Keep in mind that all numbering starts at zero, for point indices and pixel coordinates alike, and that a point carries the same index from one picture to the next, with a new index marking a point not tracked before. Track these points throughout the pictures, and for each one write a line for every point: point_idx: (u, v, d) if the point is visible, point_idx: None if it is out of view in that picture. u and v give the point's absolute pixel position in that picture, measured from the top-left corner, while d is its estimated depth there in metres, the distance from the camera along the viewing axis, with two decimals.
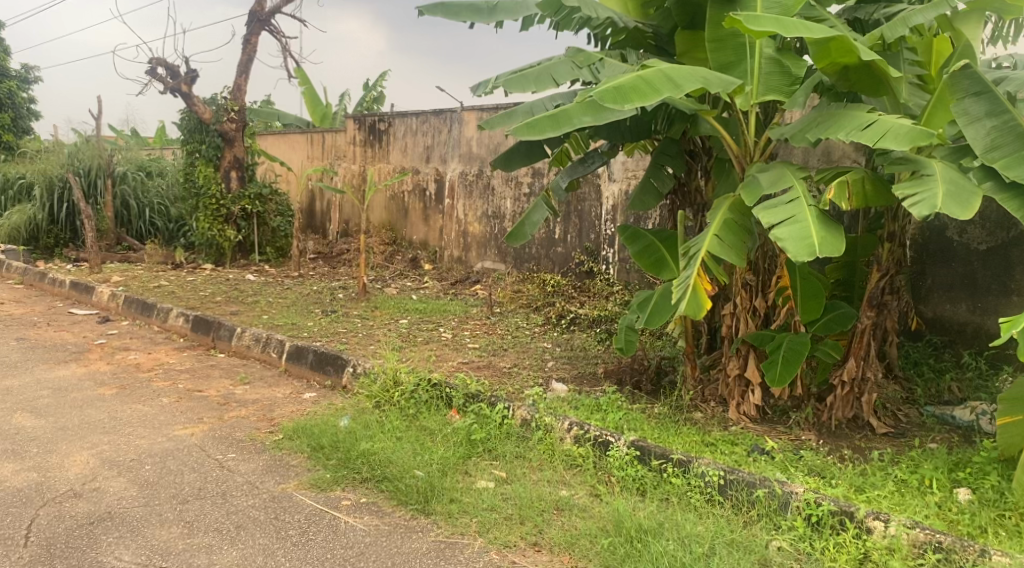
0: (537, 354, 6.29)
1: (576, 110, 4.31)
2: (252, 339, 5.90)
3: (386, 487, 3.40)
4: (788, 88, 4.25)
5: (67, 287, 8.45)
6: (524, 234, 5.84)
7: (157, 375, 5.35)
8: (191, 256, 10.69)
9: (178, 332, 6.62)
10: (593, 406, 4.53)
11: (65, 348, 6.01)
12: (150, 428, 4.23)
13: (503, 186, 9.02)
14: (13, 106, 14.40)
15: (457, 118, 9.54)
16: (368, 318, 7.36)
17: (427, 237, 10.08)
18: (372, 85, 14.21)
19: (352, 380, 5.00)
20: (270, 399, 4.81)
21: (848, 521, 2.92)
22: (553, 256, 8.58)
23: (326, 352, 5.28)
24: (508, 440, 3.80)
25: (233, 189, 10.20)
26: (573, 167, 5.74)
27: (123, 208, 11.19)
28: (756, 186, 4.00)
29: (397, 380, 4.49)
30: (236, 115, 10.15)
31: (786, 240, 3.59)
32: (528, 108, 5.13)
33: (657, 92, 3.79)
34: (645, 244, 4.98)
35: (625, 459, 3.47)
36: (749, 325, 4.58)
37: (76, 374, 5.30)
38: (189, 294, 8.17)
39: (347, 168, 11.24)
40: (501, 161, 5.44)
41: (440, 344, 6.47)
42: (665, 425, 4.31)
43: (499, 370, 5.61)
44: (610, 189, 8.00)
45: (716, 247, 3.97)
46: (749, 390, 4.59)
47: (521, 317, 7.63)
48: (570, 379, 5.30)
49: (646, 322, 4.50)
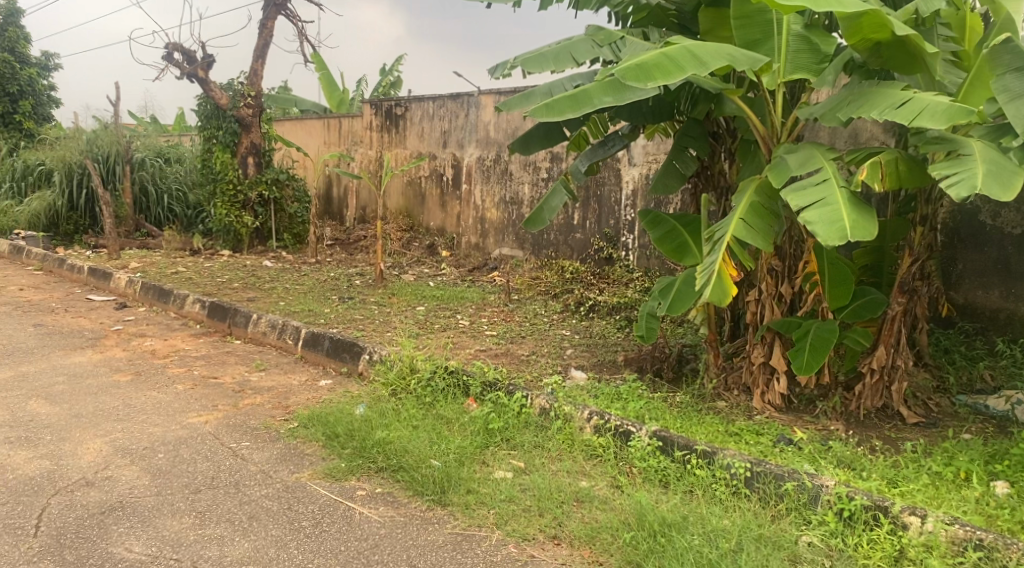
0: (556, 341, 6.19)
1: (597, 90, 4.18)
2: (268, 326, 5.84)
3: (402, 477, 3.32)
4: (817, 66, 4.08)
5: (85, 273, 8.46)
6: (542, 220, 5.72)
7: (173, 361, 5.31)
8: (209, 242, 10.68)
9: (194, 318, 6.59)
10: (613, 395, 4.43)
11: (82, 335, 5.99)
12: (164, 416, 4.18)
13: (521, 172, 8.90)
14: (33, 93, 14.44)
15: (474, 103, 9.40)
16: (385, 305, 7.29)
17: (444, 223, 9.98)
18: (389, 70, 14.09)
19: (369, 367, 4.92)
20: (285, 387, 4.75)
21: (882, 516, 2.79)
22: (572, 242, 8.45)
23: (342, 339, 5.21)
24: (527, 429, 3.71)
25: (250, 174, 10.15)
26: (593, 150, 5.61)
27: (141, 194, 11.19)
28: (784, 167, 3.85)
29: (413, 367, 4.41)
30: (253, 101, 10.07)
31: (815, 223, 3.45)
32: (547, 89, 5.00)
33: (681, 70, 3.66)
34: (667, 229, 4.84)
35: (648, 449, 3.36)
36: (775, 312, 4.44)
37: (91, 360, 5.27)
38: (206, 280, 8.13)
39: (365, 154, 11.15)
40: (519, 145, 5.31)
41: (457, 331, 6.39)
42: (688, 415, 4.20)
43: (517, 358, 5.51)
44: (630, 173, 7.86)
45: (742, 231, 3.83)
46: (774, 378, 4.46)
47: (539, 304, 7.53)
48: (589, 367, 5.20)
49: (668, 308, 4.37)
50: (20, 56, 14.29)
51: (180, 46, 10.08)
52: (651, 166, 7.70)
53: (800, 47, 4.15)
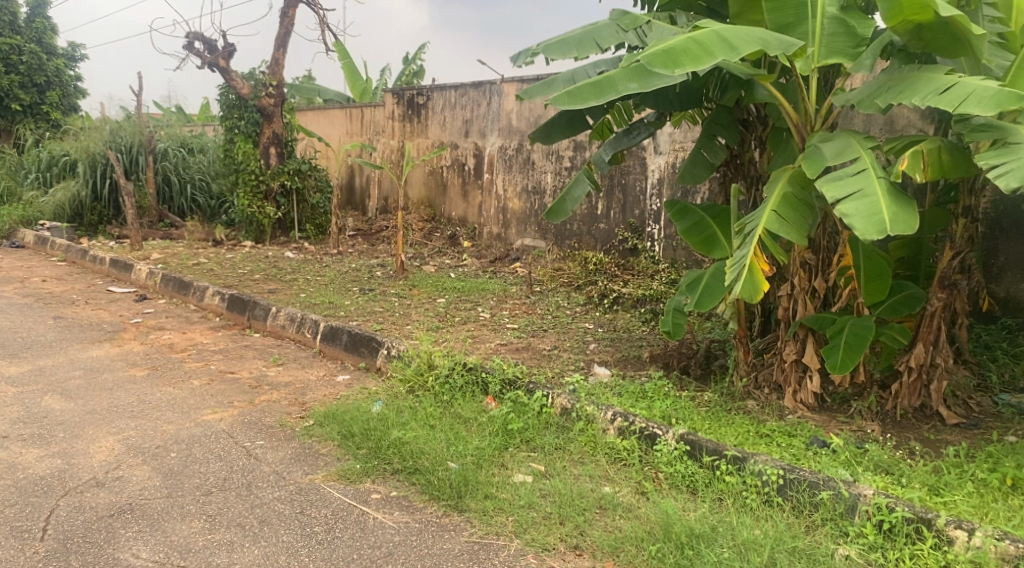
0: (579, 335, 6.05)
1: (622, 77, 4.01)
2: (287, 319, 5.75)
3: (418, 480, 3.20)
4: (854, 50, 3.87)
5: (107, 265, 8.46)
6: (565, 211, 5.56)
7: (190, 355, 5.25)
8: (231, 232, 10.65)
9: (214, 311, 6.53)
10: (638, 394, 4.29)
11: (101, 327, 5.96)
12: (178, 413, 4.11)
13: (543, 161, 8.73)
14: (60, 84, 14.51)
15: (497, 91, 9.24)
16: (406, 297, 7.19)
17: (466, 213, 9.85)
18: (412, 58, 13.95)
19: (387, 362, 4.82)
20: (303, 382, 4.66)
21: (925, 530, 2.63)
22: (595, 232, 8.28)
23: (360, 333, 5.11)
24: (548, 429, 3.58)
25: (272, 165, 10.08)
26: (617, 140, 5.42)
27: (164, 185, 11.19)
28: (818, 156, 3.65)
29: (432, 363, 4.29)
30: (274, 90, 9.98)
31: (852, 216, 3.26)
32: (570, 75, 4.84)
33: (711, 55, 3.47)
34: (694, 221, 4.67)
35: (675, 454, 3.21)
36: (808, 308, 4.25)
37: (109, 354, 5.23)
38: (227, 271, 8.09)
39: (386, 143, 11.04)
40: (540, 134, 5.15)
41: (478, 324, 6.27)
42: (716, 415, 4.05)
43: (538, 353, 5.38)
44: (656, 162, 7.67)
45: (774, 223, 3.65)
46: (806, 376, 4.29)
47: (562, 296, 7.38)
48: (613, 364, 5.05)
49: (695, 304, 4.20)
50: (47, 46, 14.36)
51: (200, 35, 10.03)
52: (677, 155, 7.50)
53: (835, 29, 3.94)
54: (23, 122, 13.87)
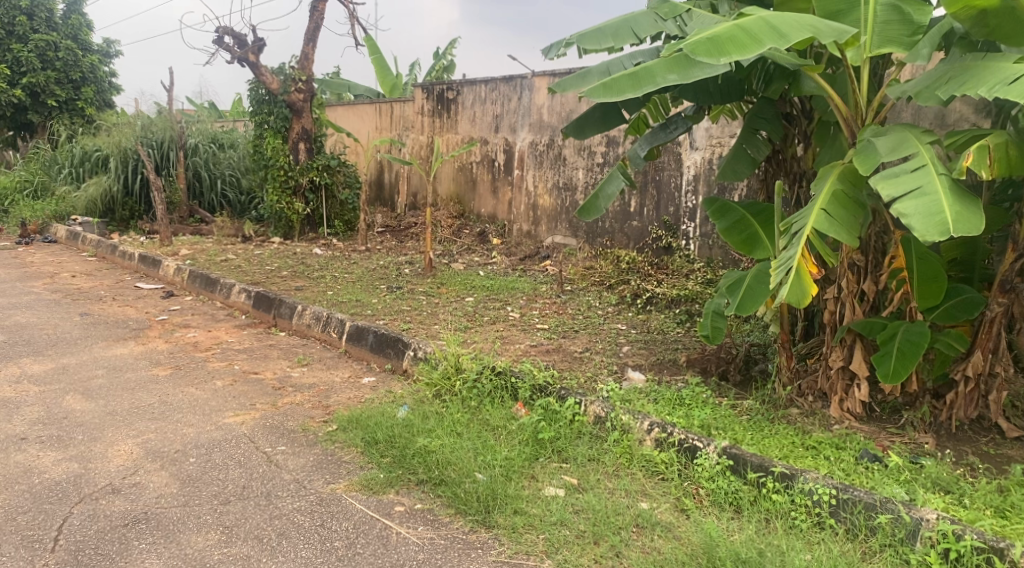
0: (611, 336, 5.86)
1: (661, 68, 3.81)
2: (313, 317, 5.63)
3: (443, 493, 3.05)
4: (909, 38, 3.63)
5: (136, 261, 8.44)
6: (598, 208, 5.35)
7: (214, 354, 5.15)
8: (260, 228, 10.60)
9: (240, 308, 6.45)
10: (675, 401, 4.10)
11: (126, 325, 5.89)
12: (200, 415, 4.01)
13: (575, 156, 8.53)
14: (95, 80, 14.59)
15: (528, 85, 9.06)
16: (434, 295, 7.04)
17: (495, 210, 9.69)
18: (443, 53, 13.81)
19: (413, 364, 4.67)
20: (328, 384, 4.54)
21: (997, 561, 2.41)
22: (628, 230, 8.07)
23: (387, 334, 4.97)
24: (580, 438, 3.41)
25: (301, 160, 10.00)
26: (653, 134, 5.20)
27: (195, 180, 11.19)
28: (872, 151, 3.42)
29: (459, 367, 4.13)
30: (304, 86, 9.89)
31: (911, 215, 3.02)
32: (605, 67, 4.64)
33: (759, 43, 3.26)
34: (735, 220, 4.46)
35: (717, 469, 3.01)
36: (856, 312, 4.01)
37: (133, 353, 5.16)
38: (254, 268, 8.02)
39: (416, 139, 10.92)
40: (573, 128, 4.97)
41: (507, 324, 6.10)
42: (758, 425, 3.84)
43: (570, 356, 5.20)
44: (692, 158, 7.44)
45: (824, 223, 3.42)
46: (854, 385, 4.05)
47: (593, 295, 7.19)
48: (647, 368, 4.85)
49: (737, 308, 3.97)
50: (82, 43, 14.46)
51: (230, 31, 9.99)
52: (714, 151, 7.25)
53: (889, 17, 3.70)
54: (58, 117, 13.98)
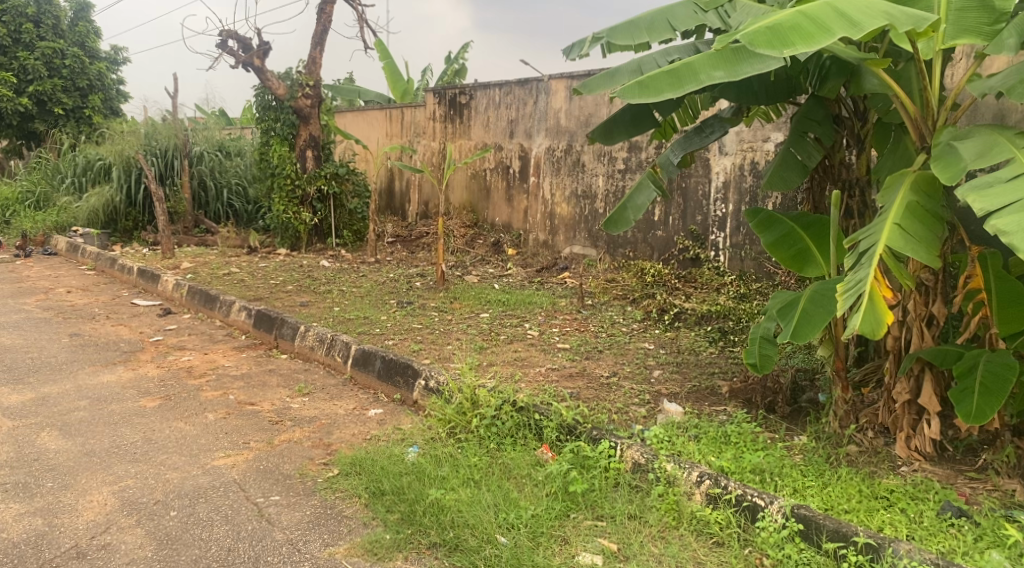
0: (639, 358, 5.41)
1: (706, 65, 3.38)
2: (316, 340, 5.21)
3: (461, 562, 2.61)
4: (989, 27, 3.15)
5: (136, 275, 8.06)
6: (626, 221, 4.88)
7: (208, 382, 4.73)
8: (267, 239, 10.21)
9: (240, 328, 6.04)
10: (719, 440, 3.66)
11: (117, 347, 5.49)
12: (186, 457, 3.58)
13: (594, 163, 8.09)
14: (103, 88, 14.28)
15: (544, 88, 8.63)
16: (447, 312, 6.60)
17: (510, 219, 9.25)
18: (454, 58, 13.40)
19: (425, 395, 4.23)
20: (330, 417, 4.10)
21: None
22: (651, 240, 7.60)
23: (395, 359, 4.54)
24: (618, 491, 2.95)
25: (308, 169, 9.61)
26: (687, 139, 4.76)
27: (200, 189, 10.87)
28: (953, 158, 2.97)
29: (475, 401, 3.70)
30: (311, 91, 9.48)
31: (1013, 232, 2.56)
32: (636, 65, 4.19)
33: (827, 31, 2.83)
34: (782, 233, 4.03)
35: (783, 535, 2.58)
36: (924, 338, 3.53)
37: (121, 380, 4.74)
38: (258, 282, 7.62)
39: (427, 146, 10.51)
40: (601, 133, 4.51)
41: (525, 344, 5.65)
42: (817, 468, 3.38)
43: (596, 382, 4.74)
44: (721, 163, 6.99)
45: (899, 240, 2.96)
46: (922, 420, 3.58)
47: (617, 311, 6.73)
48: (683, 398, 4.39)
49: (790, 336, 3.50)
50: (88, 50, 14.12)
51: (234, 34, 9.62)
52: (745, 156, 6.79)
53: (965, 4, 3.24)
54: (66, 126, 13.64)
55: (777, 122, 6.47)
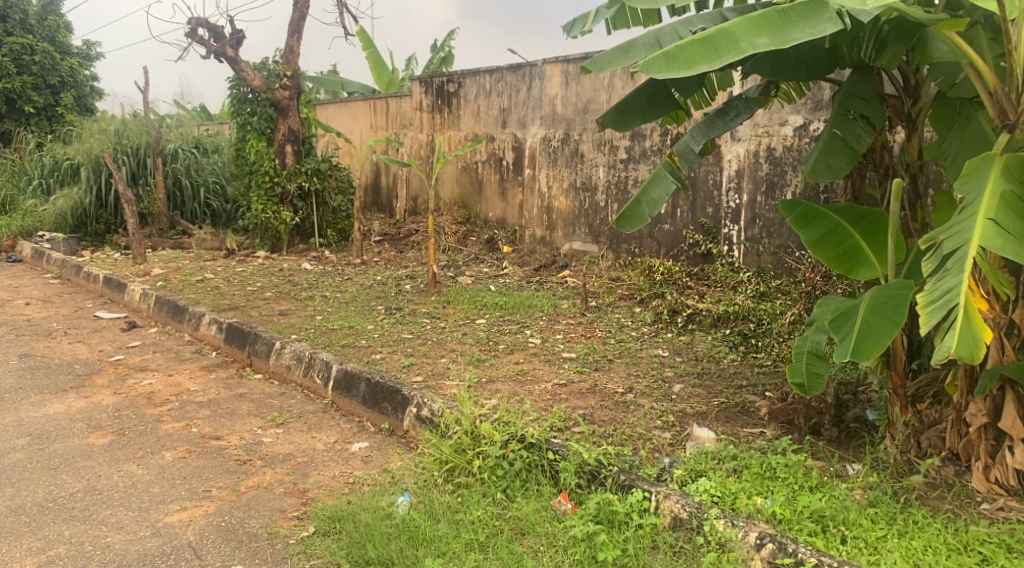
0: (654, 367, 4.85)
1: (747, 31, 2.88)
2: (293, 358, 4.64)
3: None
4: None
5: (101, 284, 7.46)
6: (641, 217, 4.29)
7: (170, 411, 4.13)
8: (246, 240, 9.59)
9: (211, 344, 5.45)
10: (764, 474, 3.12)
11: (71, 370, 4.89)
12: (133, 512, 3.00)
13: (594, 152, 7.52)
14: (74, 84, 13.57)
15: (538, 74, 8.05)
16: (439, 318, 6.02)
17: (505, 214, 8.67)
18: (440, 46, 12.78)
19: (416, 426, 3.67)
20: (307, 454, 3.52)
21: None
22: (657, 235, 7.03)
23: (382, 383, 3.96)
24: (656, 556, 2.49)
25: (288, 164, 8.99)
26: (708, 122, 4.20)
27: (175, 188, 10.23)
28: None
29: (476, 435, 3.14)
30: (289, 81, 8.89)
31: None
32: (655, 36, 3.60)
33: None
34: (826, 229, 3.48)
35: None
36: (1004, 352, 2.96)
37: (70, 411, 4.15)
38: (234, 289, 7.03)
39: (414, 138, 9.91)
40: (613, 118, 3.95)
41: (527, 354, 5.08)
42: (886, 510, 2.84)
43: (611, 400, 4.17)
44: (733, 151, 6.45)
45: (995, 238, 2.48)
46: (1002, 447, 3.03)
47: (624, 313, 6.17)
48: (713, 420, 3.85)
49: (850, 355, 2.95)
50: (58, 45, 13.40)
51: (205, 22, 8.99)
52: (761, 142, 6.24)
53: None
54: (37, 125, 12.96)
55: (797, 103, 5.92)
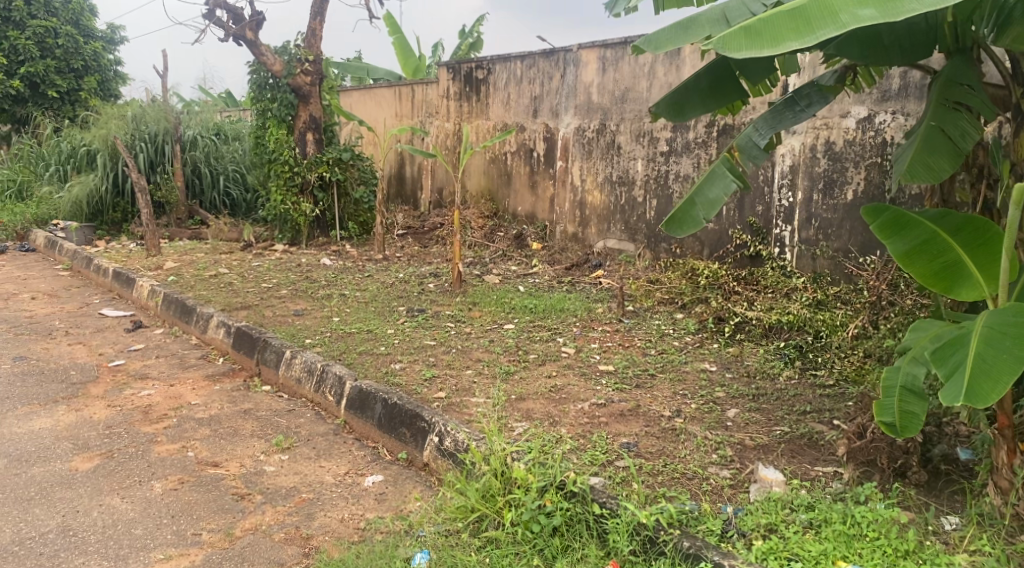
0: (704, 385, 4.34)
1: (850, 1, 2.34)
2: (304, 370, 4.21)
3: None
4: None
5: (111, 278, 7.11)
6: (695, 220, 3.76)
7: (166, 429, 3.73)
8: (264, 231, 9.19)
9: (219, 349, 5.05)
10: (849, 529, 2.63)
11: (66, 377, 4.50)
12: (108, 563, 2.59)
13: (632, 144, 7.00)
14: (98, 69, 13.23)
15: (573, 60, 7.54)
16: (464, 322, 5.55)
17: (535, 208, 8.19)
18: (469, 31, 12.28)
19: (438, 458, 3.22)
20: (313, 489, 3.09)
21: None
22: (701, 234, 6.50)
23: (400, 405, 3.52)
24: None
25: (309, 154, 8.57)
26: (776, 114, 3.71)
27: (194, 176, 9.85)
28: None
29: (509, 477, 2.71)
30: (311, 66, 8.45)
31: None
32: (721, 12, 3.10)
33: None
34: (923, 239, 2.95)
35: None
36: None
37: (57, 427, 3.75)
38: (248, 286, 6.63)
39: (440, 127, 9.45)
40: (669, 107, 3.47)
41: (560, 366, 4.61)
42: None
43: (659, 427, 3.67)
44: (786, 145, 5.90)
45: None
46: None
47: (664, 318, 5.67)
48: (778, 456, 3.35)
49: (962, 397, 2.42)
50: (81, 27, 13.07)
51: (224, 3, 8.58)
52: (818, 135, 5.68)
53: None
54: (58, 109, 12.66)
55: (861, 93, 5.35)
